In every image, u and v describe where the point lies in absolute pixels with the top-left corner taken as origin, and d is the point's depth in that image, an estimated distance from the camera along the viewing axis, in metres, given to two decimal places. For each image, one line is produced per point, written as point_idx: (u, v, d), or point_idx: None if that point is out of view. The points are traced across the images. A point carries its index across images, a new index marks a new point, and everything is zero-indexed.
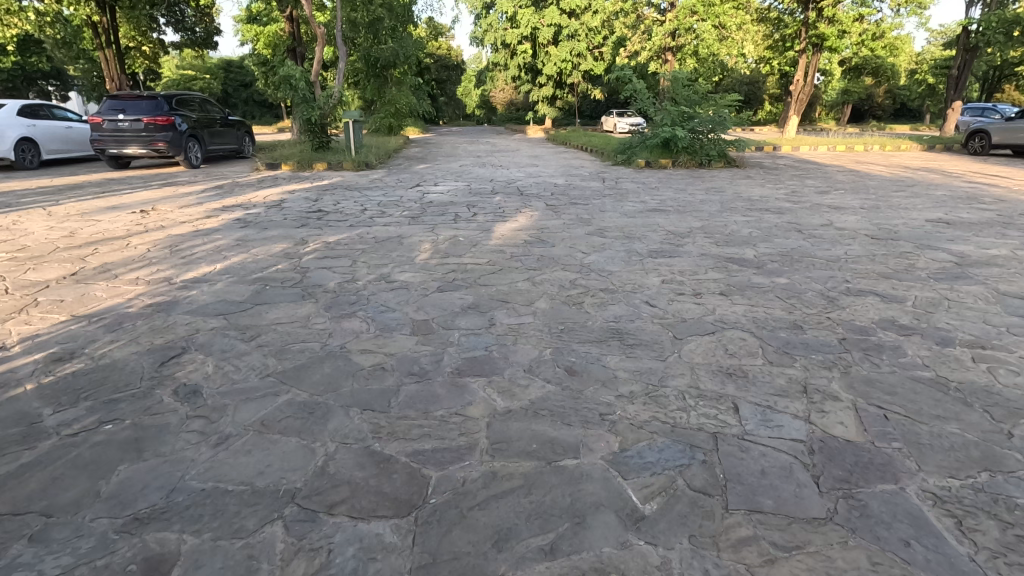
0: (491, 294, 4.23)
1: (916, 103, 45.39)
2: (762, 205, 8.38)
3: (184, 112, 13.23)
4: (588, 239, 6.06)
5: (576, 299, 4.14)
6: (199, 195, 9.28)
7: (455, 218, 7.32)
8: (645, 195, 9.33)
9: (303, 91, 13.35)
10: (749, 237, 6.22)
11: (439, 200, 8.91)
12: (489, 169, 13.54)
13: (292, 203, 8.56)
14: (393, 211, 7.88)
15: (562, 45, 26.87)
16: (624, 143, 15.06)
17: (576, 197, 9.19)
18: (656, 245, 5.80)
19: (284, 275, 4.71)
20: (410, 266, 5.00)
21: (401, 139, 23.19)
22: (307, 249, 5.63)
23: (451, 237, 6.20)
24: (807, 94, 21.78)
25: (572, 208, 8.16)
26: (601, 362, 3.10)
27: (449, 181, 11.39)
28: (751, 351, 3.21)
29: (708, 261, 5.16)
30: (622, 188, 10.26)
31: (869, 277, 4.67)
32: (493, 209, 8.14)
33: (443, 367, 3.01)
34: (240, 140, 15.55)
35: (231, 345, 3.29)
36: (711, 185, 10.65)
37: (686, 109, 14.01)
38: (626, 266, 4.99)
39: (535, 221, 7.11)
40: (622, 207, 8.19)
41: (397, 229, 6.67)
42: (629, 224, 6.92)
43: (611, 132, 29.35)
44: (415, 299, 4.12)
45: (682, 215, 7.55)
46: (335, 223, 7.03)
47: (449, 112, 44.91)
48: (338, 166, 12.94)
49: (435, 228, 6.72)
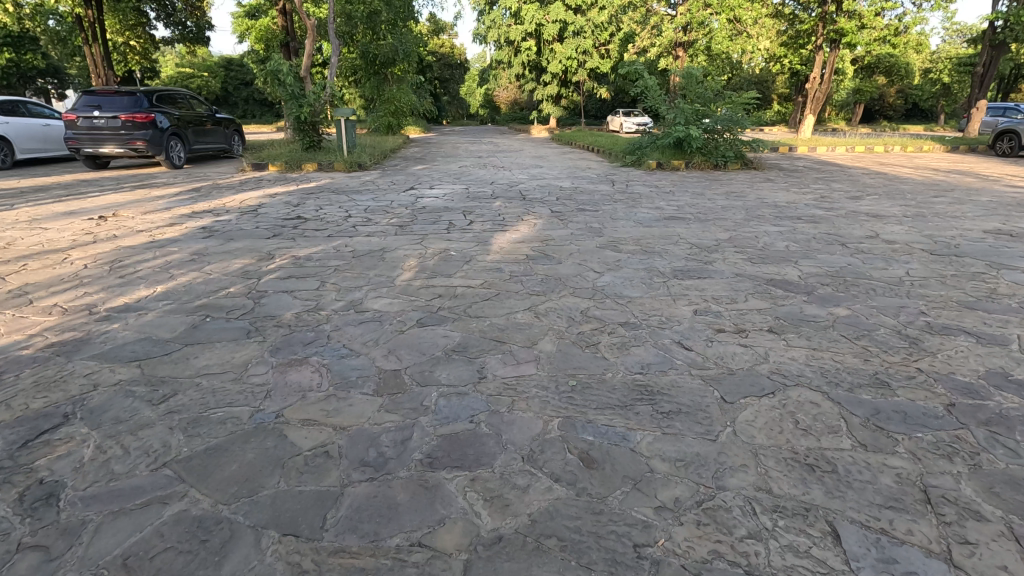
0: (483, 330, 3.39)
1: (929, 103, 44.32)
2: (791, 212, 7.53)
3: (166, 109, 12.45)
4: (600, 255, 5.21)
5: (589, 338, 3.29)
6: (171, 199, 8.50)
7: (448, 227, 6.50)
8: (660, 200, 8.49)
9: (292, 87, 12.46)
10: (786, 252, 5.38)
11: (433, 205, 8.09)
12: (490, 170, 12.71)
13: (270, 208, 7.75)
14: (380, 218, 7.07)
15: (567, 41, 25.98)
16: (633, 142, 14.22)
17: (583, 202, 8.36)
18: (679, 263, 4.96)
19: (232, 300, 3.90)
20: (389, 289, 4.17)
21: (401, 139, 22.41)
22: (270, 266, 4.79)
23: (442, 251, 5.37)
24: (824, 92, 20.84)
25: (581, 215, 7.33)
26: (628, 444, 2.25)
27: (446, 183, 10.60)
28: (832, 426, 2.35)
29: (745, 284, 4.32)
30: (633, 192, 9.43)
31: (949, 308, 3.81)
32: (492, 215, 7.32)
33: (410, 453, 2.17)
34: (228, 139, 14.77)
35: (132, 411, 2.46)
36: (730, 189, 9.80)
37: (701, 107, 13.14)
38: (647, 290, 4.15)
39: (538, 230, 6.28)
40: (635, 214, 7.37)
41: (380, 240, 5.84)
42: (646, 235, 6.09)
43: (617, 132, 28.56)
44: (387, 337, 3.28)
45: (704, 225, 6.71)
46: (311, 232, 6.21)
47: (452, 111, 44.14)
48: (329, 167, 12.15)
49: (424, 239, 5.89)
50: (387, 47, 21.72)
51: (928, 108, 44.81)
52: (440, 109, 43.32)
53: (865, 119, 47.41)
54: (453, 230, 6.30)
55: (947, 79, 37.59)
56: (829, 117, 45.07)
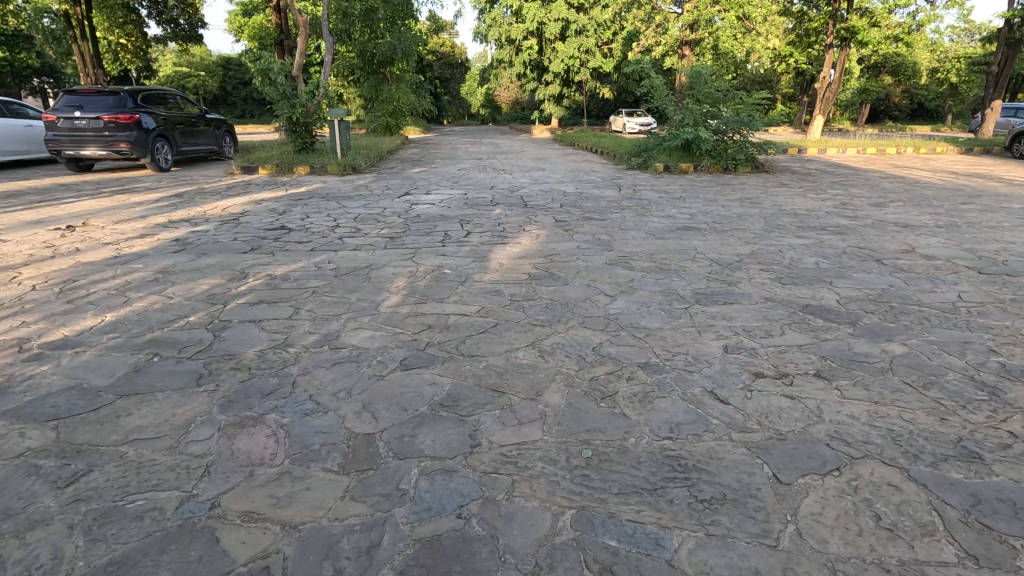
0: (478, 376, 2.85)
1: (936, 103, 43.74)
2: (814, 222, 7.01)
3: (152, 109, 11.96)
4: (609, 274, 4.69)
5: (604, 386, 2.77)
6: (150, 206, 7.98)
7: (443, 240, 5.97)
8: (670, 208, 7.98)
9: (284, 86, 11.94)
10: (817, 270, 4.85)
11: (428, 213, 7.55)
12: (491, 174, 12.18)
13: (253, 216, 7.24)
14: (371, 227, 6.55)
15: (570, 40, 25.45)
16: (639, 144, 13.70)
17: (589, 210, 7.83)
18: (700, 284, 4.43)
19: (188, 332, 3.37)
20: (372, 318, 3.65)
21: (399, 140, 21.90)
22: (241, 287, 4.28)
23: (435, 268, 4.84)
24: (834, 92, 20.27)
25: (587, 224, 6.79)
26: (663, 553, 1.73)
27: (444, 188, 10.08)
28: (926, 526, 1.83)
29: (778, 312, 3.79)
30: (641, 197, 8.91)
31: (1021, 344, 3.28)
32: (491, 225, 6.79)
33: (376, 572, 1.65)
34: (219, 140, 14.27)
35: (28, 499, 1.94)
36: (743, 194, 9.30)
37: (710, 108, 12.62)
38: (667, 321, 3.63)
39: (542, 243, 5.77)
40: (645, 224, 6.83)
41: (367, 254, 5.32)
42: (660, 249, 5.56)
43: (621, 132, 28.03)
44: (364, 386, 2.75)
45: (721, 237, 6.18)
46: (292, 245, 5.70)
47: (453, 111, 43.65)
48: (322, 170, 11.65)
49: (416, 254, 5.35)
50: (385, 45, 21.45)
51: (934, 108, 44.21)
52: (440, 109, 42.81)
53: (871, 119, 46.80)
54: (448, 244, 5.78)
55: (954, 78, 37.00)
56: (835, 116, 44.48)
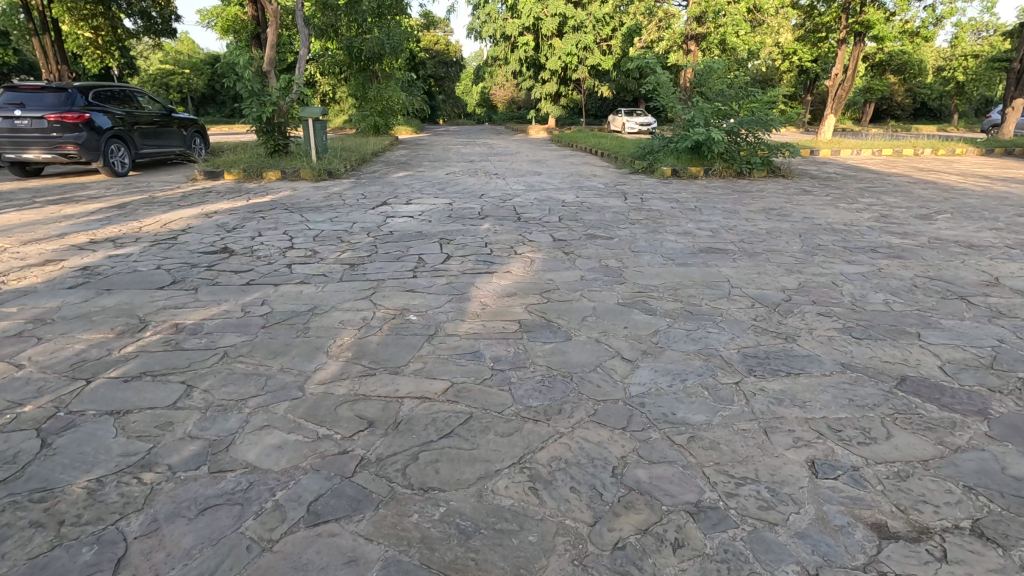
0: (429, 541, 1.75)
1: (939, 103, 42.96)
2: (858, 240, 5.95)
3: (107, 107, 10.85)
4: (622, 322, 3.59)
5: (638, 568, 1.66)
6: (80, 220, 6.85)
7: (415, 268, 4.86)
8: (686, 222, 6.92)
9: (253, 83, 10.75)
10: (889, 313, 3.76)
11: (404, 228, 6.45)
12: (482, 179, 11.07)
13: (194, 234, 6.12)
14: (329, 250, 5.43)
15: (567, 36, 24.34)
16: (644, 146, 12.64)
17: (591, 224, 6.73)
18: (747, 338, 3.33)
19: (5, 440, 2.26)
20: (290, 408, 2.53)
21: (388, 140, 20.79)
22: (127, 348, 3.15)
23: (397, 313, 3.74)
24: (846, 91, 19.18)
25: (591, 245, 5.71)
26: None
27: (428, 196, 8.98)
28: None
29: (867, 391, 2.69)
30: (650, 209, 7.82)
31: None
32: (476, 244, 5.68)
33: None
34: (187, 141, 13.15)
35: None
36: (765, 204, 8.26)
37: (723, 106, 11.54)
38: (715, 411, 2.53)
39: (537, 273, 4.68)
40: (660, 244, 5.74)
41: (315, 291, 4.21)
42: (682, 281, 4.46)
43: (620, 132, 27.03)
44: (235, 568, 1.65)
45: (754, 262, 5.07)
46: (225, 276, 4.58)
47: (447, 110, 42.54)
48: (295, 175, 10.54)
49: (378, 290, 4.23)
50: (372, 41, 20.29)
51: (937, 106, 43.31)
52: (434, 108, 41.66)
53: (874, 117, 45.85)
54: (419, 273, 4.67)
55: (960, 77, 36.08)
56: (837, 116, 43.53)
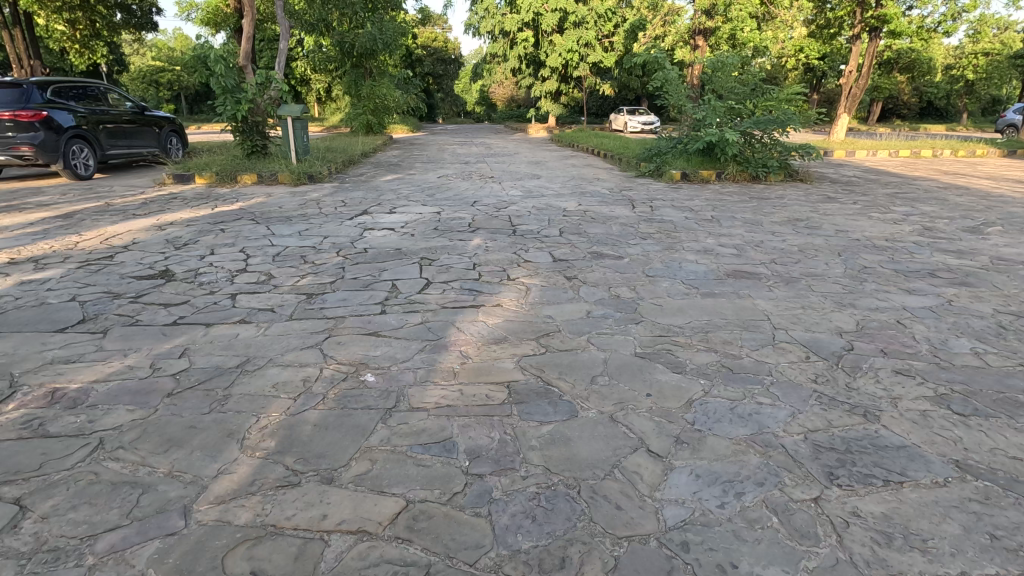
0: None
1: (945, 102, 42.17)
2: (910, 260, 5.11)
3: (69, 104, 10.05)
4: (642, 387, 2.75)
5: None
6: (11, 233, 5.99)
7: (386, 299, 4.01)
8: (704, 236, 6.08)
9: (227, 78, 9.78)
10: (988, 371, 2.91)
11: (381, 244, 5.60)
12: (476, 183, 10.20)
13: (135, 252, 5.27)
14: (287, 275, 4.59)
15: (568, 33, 23.45)
16: (650, 147, 11.80)
17: (596, 239, 5.88)
18: (812, 414, 2.48)
19: None
20: (156, 558, 1.68)
21: (381, 140, 19.95)
22: None
23: (350, 371, 2.89)
24: (861, 89, 18.25)
25: (598, 267, 4.86)
26: None
27: (415, 203, 8.14)
28: None
29: (1012, 519, 1.84)
30: (661, 220, 6.97)
31: None
32: (462, 266, 4.84)
33: None
34: (162, 140, 12.26)
35: None
36: (789, 214, 7.43)
37: (737, 105, 10.68)
38: (796, 562, 1.68)
39: (533, 308, 3.83)
40: (677, 266, 4.90)
41: (254, 334, 3.36)
42: (711, 320, 3.62)
43: (621, 131, 26.21)
44: None
45: (793, 292, 4.23)
46: (148, 312, 3.72)
47: (446, 108, 41.69)
48: (272, 178, 9.70)
49: (335, 333, 3.38)
50: (364, 35, 19.38)
51: (944, 106, 42.37)
52: (433, 106, 40.74)
53: (880, 117, 44.93)
54: (389, 308, 3.82)
55: (970, 75, 35.19)
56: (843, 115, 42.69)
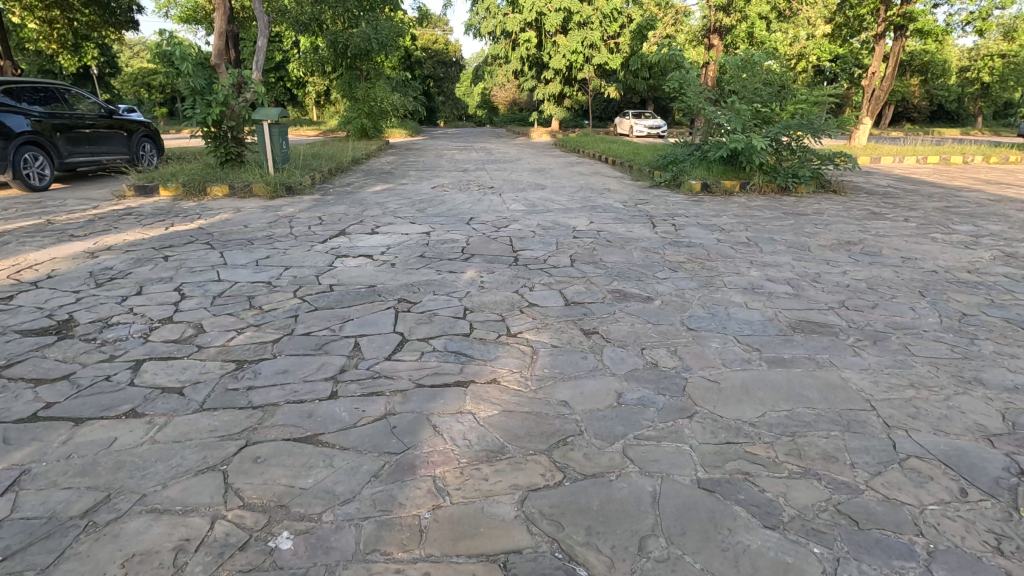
0: None
1: (956, 104, 41.07)
2: (1017, 304, 4.04)
3: (26, 107, 9.08)
4: (723, 567, 1.70)
5: None
6: None
7: (342, 370, 2.96)
8: (746, 267, 5.04)
9: (195, 79, 8.71)
10: None
11: (353, 278, 4.56)
12: (473, 194, 9.20)
13: (42, 290, 4.23)
14: (221, 328, 3.54)
15: (572, 33, 22.41)
16: (666, 155, 10.75)
17: (615, 271, 4.83)
18: None
19: None
20: None
21: (377, 144, 18.98)
22: None
23: (256, 529, 1.84)
24: (886, 91, 17.13)
25: (623, 314, 3.80)
26: None
27: (402, 220, 7.11)
28: None
29: None
30: (689, 244, 5.93)
31: None
32: (449, 312, 3.80)
33: None
34: (133, 146, 11.24)
35: None
36: (836, 234, 6.39)
37: (763, 108, 9.60)
38: None
39: (541, 388, 2.78)
40: (723, 312, 3.85)
41: (135, 441, 2.31)
42: (794, 412, 2.56)
43: (627, 135, 25.23)
44: None
45: (889, 356, 3.17)
46: (4, 396, 2.67)
47: (447, 111, 40.74)
48: (245, 190, 8.69)
49: (255, 440, 2.33)
50: (359, 35, 18.38)
51: (956, 109, 41.32)
52: (434, 109, 39.71)
53: (891, 121, 43.80)
54: (343, 388, 2.77)
55: (986, 78, 34.11)
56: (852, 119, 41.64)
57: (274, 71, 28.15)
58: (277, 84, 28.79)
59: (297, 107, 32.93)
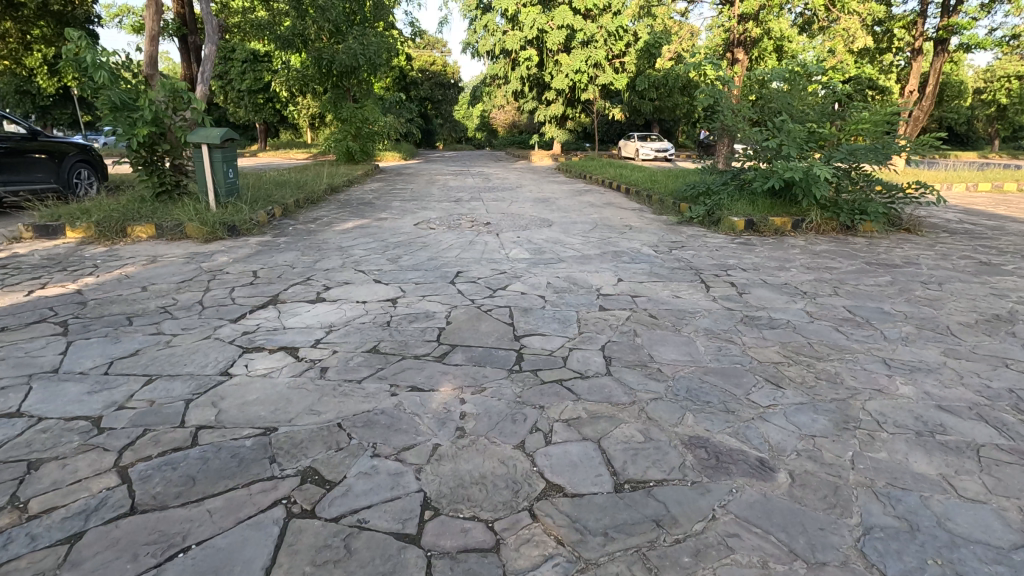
0: None
1: (966, 127, 39.66)
2: None
3: None
4: None
5: None
6: None
7: None
8: (887, 375, 3.16)
9: (114, 93, 6.94)
10: None
11: (242, 413, 2.66)
12: (464, 234, 7.40)
13: None
14: None
15: (575, 52, 20.90)
16: (695, 184, 8.97)
17: (682, 388, 2.95)
18: None
19: None
20: None
21: (363, 169, 17.28)
22: None
23: None
24: (925, 111, 15.49)
25: (737, 530, 1.91)
26: None
27: (365, 277, 5.28)
28: None
29: None
30: (769, 321, 4.08)
31: None
32: (388, 524, 1.92)
33: None
34: (63, 174, 9.36)
35: None
36: (969, 303, 4.53)
37: (817, 128, 7.85)
38: None
39: None
40: (928, 518, 1.97)
41: None
42: None
43: (633, 158, 23.69)
44: None
45: None
46: None
47: (444, 133, 39.30)
48: (175, 230, 6.87)
49: None
50: (344, 51, 16.74)
51: (966, 132, 39.86)
52: (430, 131, 38.29)
53: None
54: None
55: (1002, 99, 32.56)
56: None
57: (261, 91, 26.70)
58: (265, 105, 27.15)
59: (287, 128, 31.37)
